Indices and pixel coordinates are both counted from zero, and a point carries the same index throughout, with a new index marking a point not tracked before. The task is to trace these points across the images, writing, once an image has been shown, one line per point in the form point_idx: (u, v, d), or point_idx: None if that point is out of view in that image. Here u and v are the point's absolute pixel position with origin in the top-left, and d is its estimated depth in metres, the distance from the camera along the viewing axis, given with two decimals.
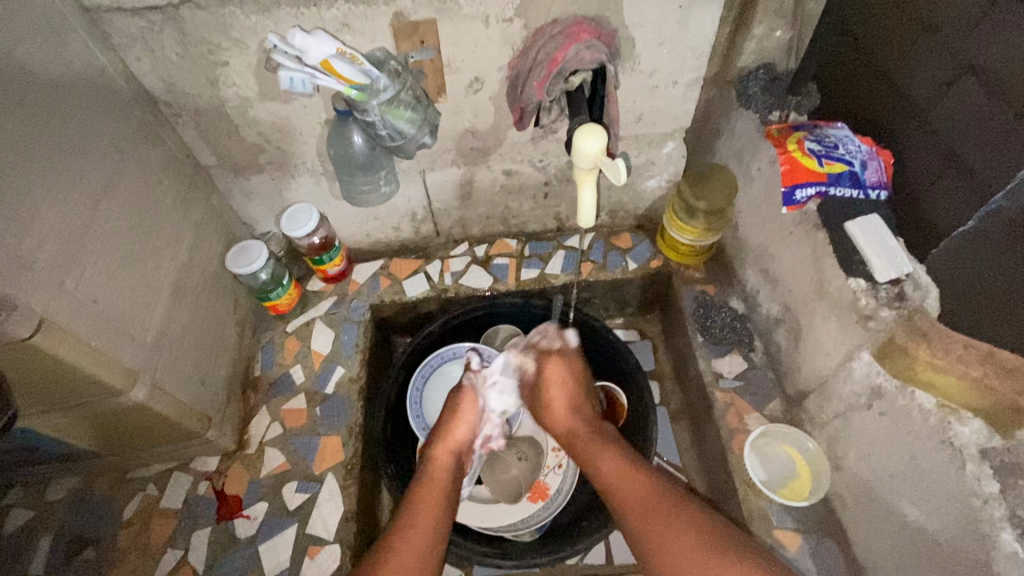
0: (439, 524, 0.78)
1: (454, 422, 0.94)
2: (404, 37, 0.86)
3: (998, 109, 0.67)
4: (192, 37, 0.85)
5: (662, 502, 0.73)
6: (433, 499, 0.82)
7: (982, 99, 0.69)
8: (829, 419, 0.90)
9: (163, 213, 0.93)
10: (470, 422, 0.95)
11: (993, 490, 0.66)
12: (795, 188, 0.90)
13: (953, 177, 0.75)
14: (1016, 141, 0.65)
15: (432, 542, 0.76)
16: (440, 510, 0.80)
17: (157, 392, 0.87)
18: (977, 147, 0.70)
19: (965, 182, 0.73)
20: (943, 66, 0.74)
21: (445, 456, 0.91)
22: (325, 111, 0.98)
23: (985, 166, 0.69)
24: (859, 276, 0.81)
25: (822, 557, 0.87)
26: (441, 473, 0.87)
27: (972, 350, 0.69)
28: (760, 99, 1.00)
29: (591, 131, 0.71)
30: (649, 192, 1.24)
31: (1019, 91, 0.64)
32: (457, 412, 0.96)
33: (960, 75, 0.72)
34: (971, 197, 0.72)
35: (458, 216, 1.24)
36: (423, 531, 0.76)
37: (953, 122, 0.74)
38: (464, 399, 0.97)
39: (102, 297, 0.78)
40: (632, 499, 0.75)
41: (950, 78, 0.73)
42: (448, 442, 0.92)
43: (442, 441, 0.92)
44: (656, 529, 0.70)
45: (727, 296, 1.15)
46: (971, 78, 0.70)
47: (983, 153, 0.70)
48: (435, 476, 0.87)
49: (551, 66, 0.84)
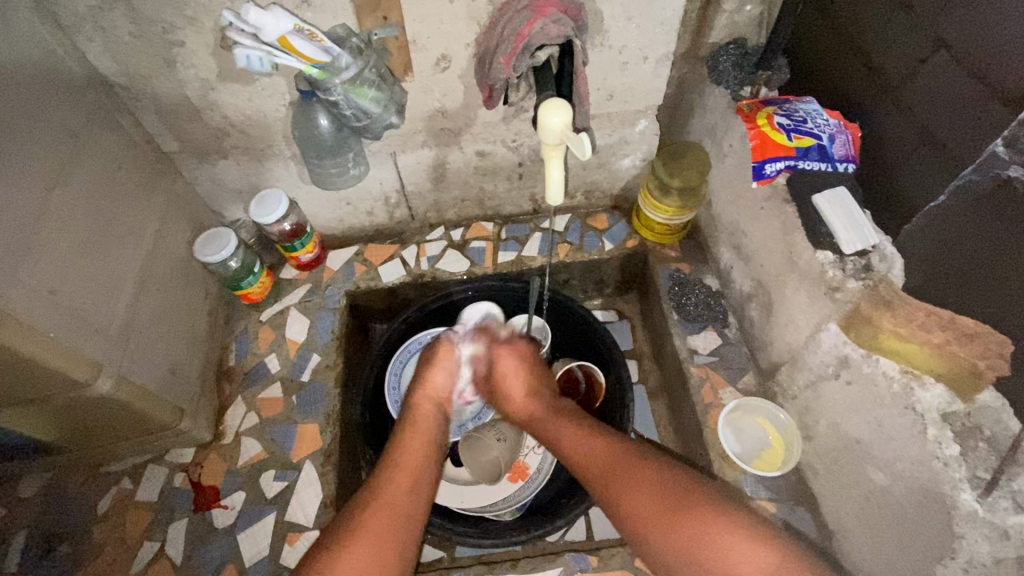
0: (424, 472, 0.80)
1: (431, 372, 0.96)
2: (366, 13, 0.84)
3: (969, 86, 0.67)
4: (145, 16, 0.81)
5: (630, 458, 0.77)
6: (417, 448, 0.83)
7: (954, 77, 0.69)
8: (800, 390, 0.91)
9: (123, 201, 0.91)
10: (448, 372, 0.97)
11: (953, 453, 0.68)
12: (766, 162, 0.90)
13: (925, 154, 0.75)
14: (985, 117, 0.65)
15: (416, 489, 0.77)
16: (423, 459, 0.81)
17: (124, 383, 0.86)
18: (949, 124, 0.71)
19: (938, 159, 0.73)
20: (917, 42, 0.74)
21: (427, 403, 0.92)
22: (289, 92, 0.95)
23: (956, 143, 0.70)
24: (827, 249, 0.83)
25: (794, 525, 0.89)
26: (424, 421, 0.89)
27: (933, 317, 0.71)
28: (731, 74, 1.01)
29: (557, 106, 0.70)
30: (625, 171, 1.23)
31: (992, 67, 0.64)
32: (434, 362, 0.98)
33: (933, 52, 0.72)
34: (943, 174, 0.72)
35: (433, 199, 1.22)
36: (409, 475, 0.78)
37: (926, 99, 0.74)
38: (441, 352, 0.99)
39: (61, 286, 0.76)
40: (593, 464, 0.78)
41: (923, 54, 0.73)
42: (428, 391, 0.94)
43: (424, 390, 0.94)
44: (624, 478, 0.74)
45: (701, 273, 1.15)
46: (944, 54, 0.70)
47: (955, 130, 0.70)
48: (418, 422, 0.88)
49: (517, 41, 0.82)
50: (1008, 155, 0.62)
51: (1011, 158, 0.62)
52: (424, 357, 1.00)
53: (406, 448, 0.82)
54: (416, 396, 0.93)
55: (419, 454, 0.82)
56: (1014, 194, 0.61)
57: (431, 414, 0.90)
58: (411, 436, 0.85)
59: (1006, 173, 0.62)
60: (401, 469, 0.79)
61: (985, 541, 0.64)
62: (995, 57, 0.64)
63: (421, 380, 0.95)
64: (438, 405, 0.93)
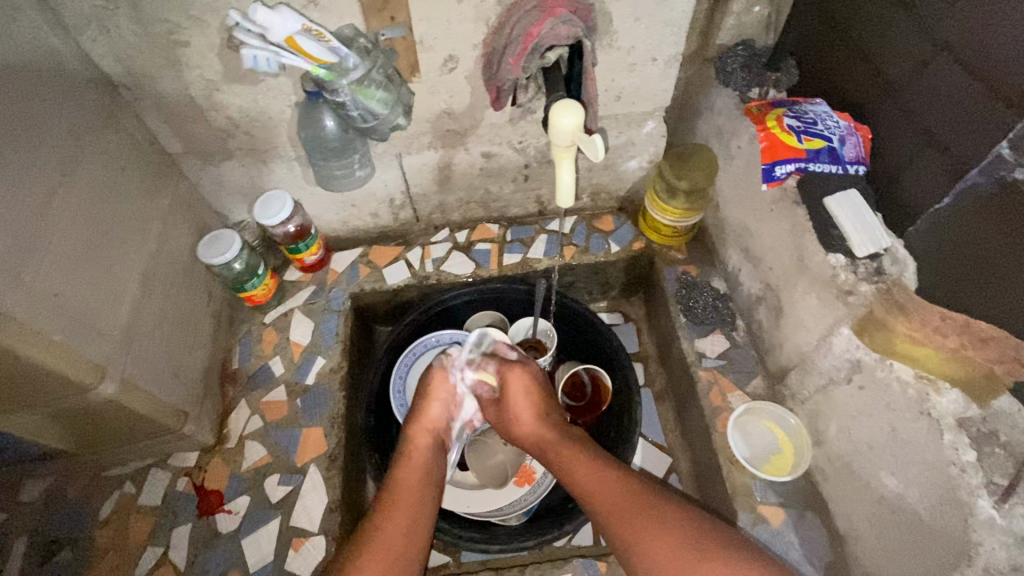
0: (419, 509, 0.79)
1: (428, 403, 0.94)
2: (374, 14, 0.83)
3: (972, 88, 0.66)
4: (150, 16, 0.81)
5: (625, 496, 0.76)
6: (411, 485, 0.82)
7: (956, 78, 0.68)
8: (810, 395, 0.91)
9: (127, 203, 0.90)
10: (443, 402, 0.95)
11: (970, 459, 0.67)
12: (775, 164, 0.89)
13: (928, 157, 0.74)
14: (987, 120, 0.65)
15: (410, 526, 0.76)
16: (419, 495, 0.81)
17: (127, 387, 0.85)
18: (952, 126, 0.70)
19: (940, 161, 0.72)
20: (920, 44, 0.73)
21: (422, 437, 0.91)
22: (294, 93, 0.94)
23: (958, 145, 0.69)
24: (838, 252, 0.82)
25: (804, 530, 0.89)
26: (418, 457, 0.87)
27: (948, 321, 0.71)
28: (738, 76, 1.00)
29: (568, 107, 0.69)
30: (631, 173, 1.23)
31: (994, 70, 0.63)
32: (431, 393, 0.95)
33: (936, 54, 0.71)
34: (944, 176, 0.71)
35: (438, 201, 1.21)
36: (406, 514, 0.77)
37: (929, 101, 0.73)
38: (433, 382, 0.96)
39: (64, 289, 0.75)
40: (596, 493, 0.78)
41: (926, 56, 0.73)
42: (425, 423, 0.92)
43: (416, 423, 0.92)
44: (621, 513, 0.75)
45: (709, 276, 1.14)
46: (947, 56, 0.69)
47: (957, 133, 0.69)
48: (414, 458, 0.87)
49: (527, 42, 0.81)
50: (1014, 157, 0.62)
51: (1015, 160, 0.62)
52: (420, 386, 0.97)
53: (402, 484, 0.82)
54: (411, 429, 0.91)
55: (415, 490, 0.81)
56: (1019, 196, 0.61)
57: (427, 448, 0.89)
58: (405, 473, 0.84)
59: (1012, 175, 0.62)
60: (397, 506, 0.78)
61: (1002, 548, 0.63)
62: (997, 59, 0.63)
63: (413, 413, 0.93)
64: (434, 437, 0.91)
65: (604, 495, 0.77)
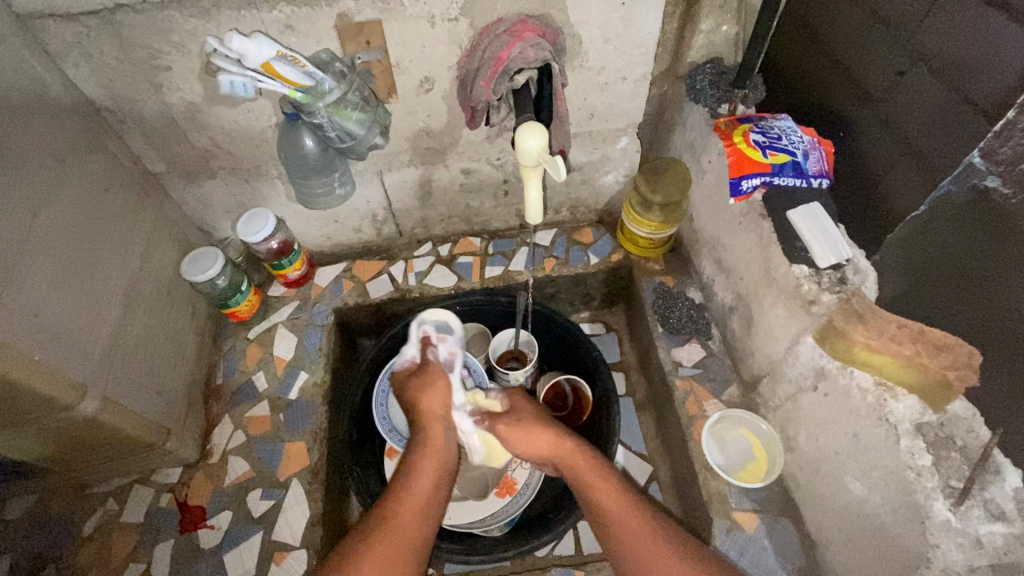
0: (433, 499, 0.83)
1: (433, 395, 0.94)
2: (350, 38, 0.86)
3: (948, 98, 0.69)
4: (131, 42, 0.83)
5: (623, 508, 0.80)
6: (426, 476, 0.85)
7: (931, 89, 0.71)
8: (781, 402, 0.93)
9: (110, 222, 0.91)
10: (448, 391, 0.95)
11: (926, 462, 0.69)
12: (742, 178, 0.92)
13: (908, 165, 0.76)
14: (963, 128, 0.67)
15: (422, 516, 0.81)
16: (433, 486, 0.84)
17: (109, 405, 0.86)
18: (930, 134, 0.72)
19: (920, 167, 0.74)
20: (896, 56, 0.76)
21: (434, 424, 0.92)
22: (275, 114, 0.97)
23: (937, 152, 0.71)
24: (802, 263, 0.85)
25: (778, 536, 0.90)
26: (432, 446, 0.89)
27: (904, 329, 0.73)
28: (708, 93, 1.03)
29: (532, 128, 0.72)
30: (608, 187, 1.26)
31: (968, 79, 0.66)
32: (435, 386, 0.95)
33: (912, 66, 0.73)
34: (925, 184, 0.74)
35: (420, 216, 1.24)
36: (419, 505, 0.81)
37: (907, 110, 0.75)
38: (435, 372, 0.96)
39: (44, 309, 0.76)
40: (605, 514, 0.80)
41: (902, 67, 0.75)
42: (433, 414, 0.92)
43: (427, 410, 0.93)
44: (615, 523, 0.79)
45: (685, 286, 1.17)
46: (922, 67, 0.72)
47: (935, 140, 0.71)
48: (429, 447, 0.89)
49: (496, 66, 0.84)
50: (985, 166, 0.65)
51: (987, 169, 0.64)
52: (420, 379, 0.96)
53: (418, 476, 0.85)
54: (423, 416, 0.92)
55: (430, 483, 0.84)
56: (989, 204, 0.64)
57: (439, 437, 0.91)
58: (422, 462, 0.87)
59: (984, 183, 0.65)
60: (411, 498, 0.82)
61: (958, 550, 0.65)
62: (971, 69, 0.65)
63: (421, 403, 0.93)
64: (446, 424, 0.93)
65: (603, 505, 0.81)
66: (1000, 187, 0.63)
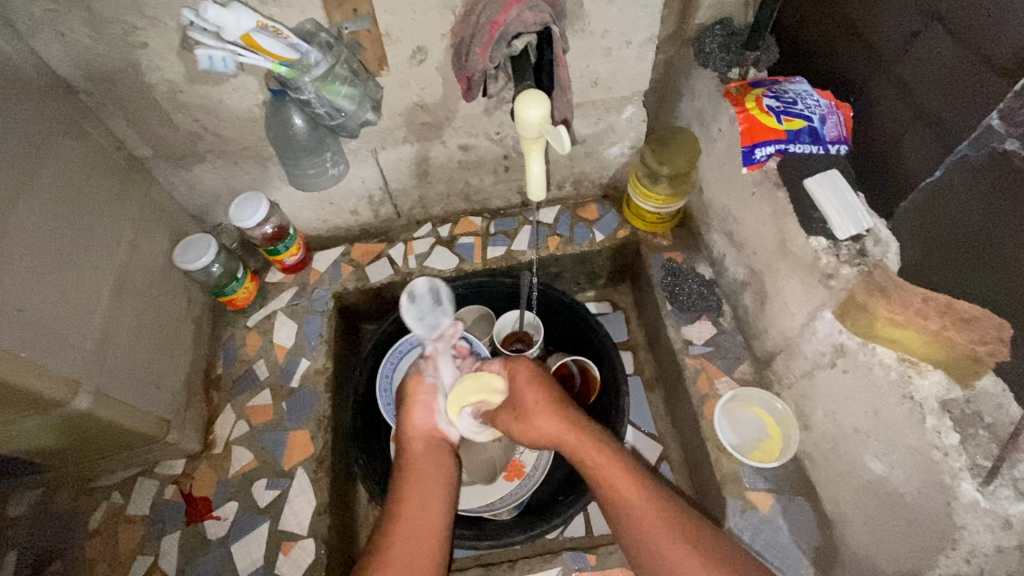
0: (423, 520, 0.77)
1: (412, 408, 0.90)
2: (335, 7, 0.80)
3: (961, 59, 0.64)
4: (104, 18, 0.78)
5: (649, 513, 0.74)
6: (416, 495, 0.79)
7: (947, 49, 0.65)
8: (797, 379, 0.90)
9: (95, 212, 0.88)
10: (428, 409, 0.90)
11: (953, 442, 0.66)
12: (755, 146, 0.87)
13: (922, 130, 0.71)
14: (978, 90, 0.62)
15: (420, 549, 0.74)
16: (424, 505, 0.78)
17: (103, 399, 0.84)
18: (941, 97, 0.67)
19: (933, 134, 0.70)
20: (909, 15, 0.70)
21: (419, 445, 0.86)
22: (261, 91, 0.92)
23: (951, 116, 0.66)
24: (820, 235, 0.81)
25: (793, 515, 0.88)
26: (419, 466, 0.83)
27: (930, 302, 0.69)
28: (718, 56, 0.97)
29: (533, 97, 0.67)
30: (613, 160, 1.21)
31: (983, 38, 0.61)
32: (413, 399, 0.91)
33: (926, 25, 0.68)
34: (939, 149, 0.69)
35: (418, 195, 1.19)
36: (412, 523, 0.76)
37: (920, 74, 0.70)
38: (413, 389, 0.92)
39: (29, 304, 0.73)
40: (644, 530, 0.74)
41: (916, 27, 0.70)
42: (417, 430, 0.88)
43: (411, 431, 0.88)
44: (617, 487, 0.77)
45: (694, 261, 1.13)
46: (936, 26, 0.66)
47: (950, 105, 0.66)
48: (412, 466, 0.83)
49: (492, 30, 0.78)
50: (1005, 128, 0.59)
51: (1007, 131, 0.59)
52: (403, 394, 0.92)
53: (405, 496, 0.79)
54: (407, 437, 0.87)
55: (419, 500, 0.79)
56: (1008, 169, 0.59)
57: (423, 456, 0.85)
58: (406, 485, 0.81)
59: (1002, 147, 0.59)
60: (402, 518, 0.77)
61: (986, 531, 0.63)
62: (987, 28, 0.60)
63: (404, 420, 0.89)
64: (430, 442, 0.87)
65: (598, 470, 0.79)
66: (1020, 149, 0.58)
